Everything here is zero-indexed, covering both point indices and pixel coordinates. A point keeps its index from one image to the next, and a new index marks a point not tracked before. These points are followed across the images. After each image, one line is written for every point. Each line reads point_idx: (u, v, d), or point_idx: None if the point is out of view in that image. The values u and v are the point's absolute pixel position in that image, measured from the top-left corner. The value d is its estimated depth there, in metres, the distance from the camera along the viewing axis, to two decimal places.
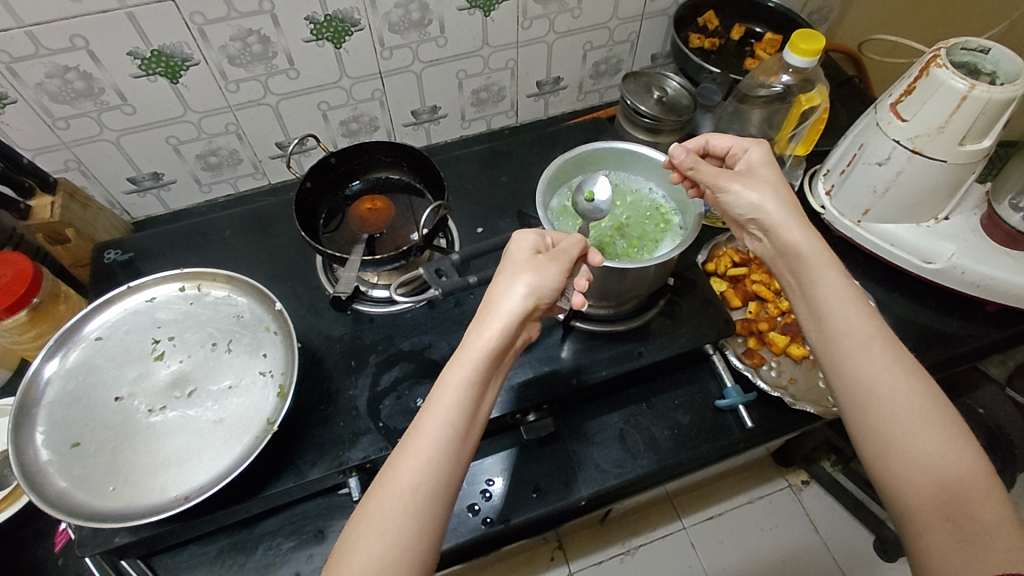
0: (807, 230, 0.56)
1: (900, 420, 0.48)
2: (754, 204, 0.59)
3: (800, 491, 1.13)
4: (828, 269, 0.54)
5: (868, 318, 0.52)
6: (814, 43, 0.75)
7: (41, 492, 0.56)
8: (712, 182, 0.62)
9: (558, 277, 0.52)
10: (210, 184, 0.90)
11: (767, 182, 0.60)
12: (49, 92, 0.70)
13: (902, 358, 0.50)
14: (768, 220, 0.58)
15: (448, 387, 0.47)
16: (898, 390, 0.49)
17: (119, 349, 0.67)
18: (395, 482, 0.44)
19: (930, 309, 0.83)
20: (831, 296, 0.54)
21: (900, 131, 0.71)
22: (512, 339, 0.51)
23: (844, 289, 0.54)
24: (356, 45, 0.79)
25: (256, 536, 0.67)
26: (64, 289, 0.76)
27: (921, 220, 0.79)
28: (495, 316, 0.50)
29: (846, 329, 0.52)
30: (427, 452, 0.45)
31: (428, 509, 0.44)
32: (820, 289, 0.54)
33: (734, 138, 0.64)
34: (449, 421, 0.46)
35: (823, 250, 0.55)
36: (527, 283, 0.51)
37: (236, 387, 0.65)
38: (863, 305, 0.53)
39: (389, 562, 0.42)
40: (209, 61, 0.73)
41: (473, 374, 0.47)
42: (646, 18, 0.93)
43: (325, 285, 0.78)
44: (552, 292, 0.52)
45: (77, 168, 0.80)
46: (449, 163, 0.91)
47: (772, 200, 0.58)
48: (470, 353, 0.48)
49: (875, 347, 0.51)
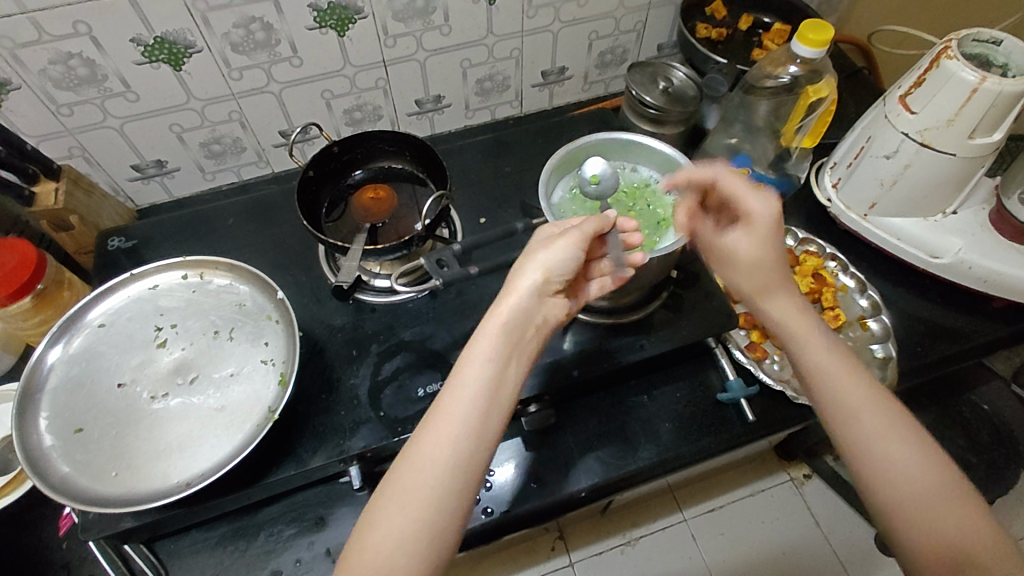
0: (795, 300, 0.56)
1: (903, 482, 0.47)
2: (750, 283, 0.58)
3: (801, 485, 1.12)
4: (818, 339, 0.53)
5: (865, 388, 0.51)
6: (824, 32, 0.72)
7: (44, 476, 0.57)
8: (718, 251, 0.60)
9: (571, 250, 0.53)
10: (214, 173, 0.90)
11: (763, 253, 0.57)
12: (53, 78, 0.69)
13: (897, 420, 0.49)
14: (761, 290, 0.57)
15: (471, 361, 0.48)
16: (902, 460, 0.47)
17: (121, 336, 0.67)
18: (418, 456, 0.45)
19: (935, 304, 0.82)
20: (824, 368, 0.52)
21: (909, 124, 0.70)
22: (530, 317, 0.51)
23: (834, 355, 0.52)
24: (360, 32, 0.78)
25: (258, 523, 0.68)
26: (68, 276, 0.76)
27: (928, 214, 0.78)
28: (515, 293, 0.51)
29: (841, 393, 0.51)
30: (449, 426, 0.45)
31: (450, 480, 0.44)
32: (814, 361, 0.53)
33: (741, 188, 0.57)
34: (472, 394, 0.46)
35: (806, 321, 0.55)
36: (540, 259, 0.53)
37: (238, 375, 0.65)
38: (854, 370, 0.52)
39: (412, 533, 0.43)
40: (212, 48, 0.73)
41: (491, 350, 0.48)
42: (653, 8, 0.92)
43: (326, 274, 0.78)
44: (567, 266, 0.53)
45: (81, 155, 0.80)
46: (453, 153, 0.91)
47: (767, 270, 0.57)
48: (488, 328, 0.50)
49: (872, 418, 0.49)
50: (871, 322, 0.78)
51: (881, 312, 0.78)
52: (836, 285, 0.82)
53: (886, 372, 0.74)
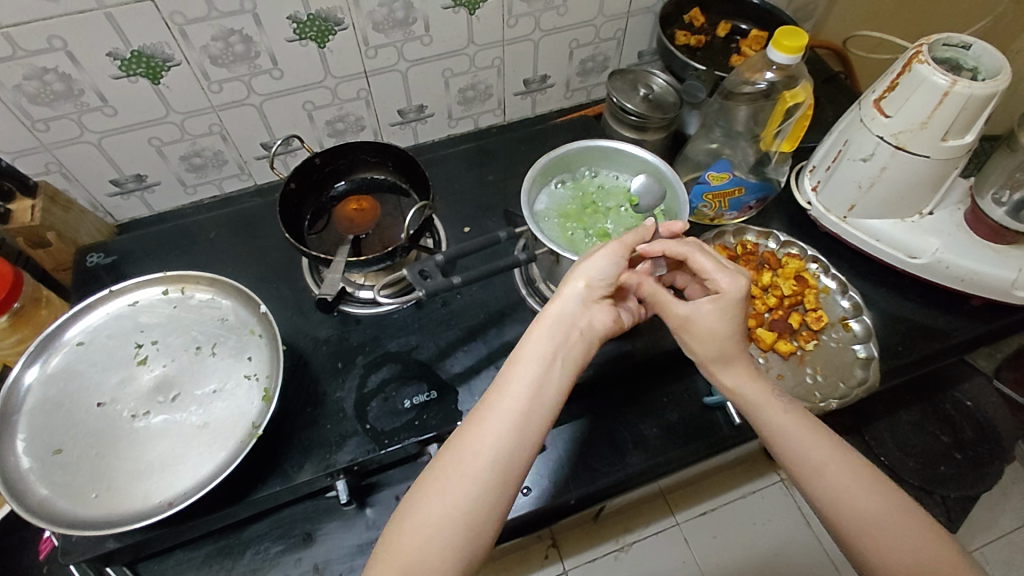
0: (749, 364, 0.59)
1: (877, 530, 0.50)
2: (707, 351, 0.58)
3: (791, 486, 1.13)
4: (774, 401, 0.57)
5: (825, 442, 0.54)
6: (797, 38, 0.73)
7: (22, 500, 0.56)
8: (678, 319, 0.60)
9: (609, 259, 0.57)
10: (195, 186, 0.89)
11: (723, 327, 0.57)
12: (28, 94, 0.69)
13: (859, 474, 0.53)
14: (719, 359, 0.58)
15: (523, 360, 0.53)
16: (867, 509, 0.51)
17: (101, 354, 0.66)
18: (466, 451, 0.49)
19: (915, 303, 0.83)
20: (785, 427, 0.55)
21: (884, 128, 0.72)
22: (575, 322, 0.56)
23: (793, 421, 0.56)
24: (340, 44, 0.78)
25: (244, 541, 0.67)
26: (46, 293, 0.75)
27: (906, 215, 0.79)
28: (564, 298, 0.56)
29: (805, 455, 0.54)
30: (494, 424, 0.49)
31: (494, 472, 0.48)
32: (774, 421, 0.56)
33: (713, 262, 0.58)
34: (523, 387, 0.51)
35: (759, 383, 0.58)
36: (581, 267, 0.57)
37: (220, 391, 0.64)
38: (814, 433, 0.55)
39: (446, 520, 0.47)
40: (191, 61, 0.73)
41: (541, 352, 0.53)
42: (632, 16, 0.93)
43: (311, 286, 0.78)
44: (606, 273, 0.57)
45: (59, 171, 0.78)
46: (436, 162, 0.91)
47: (724, 341, 0.57)
48: (538, 331, 0.55)
49: (834, 471, 0.53)
50: (852, 323, 0.79)
51: (863, 313, 0.79)
52: (818, 287, 0.82)
53: (868, 372, 0.74)
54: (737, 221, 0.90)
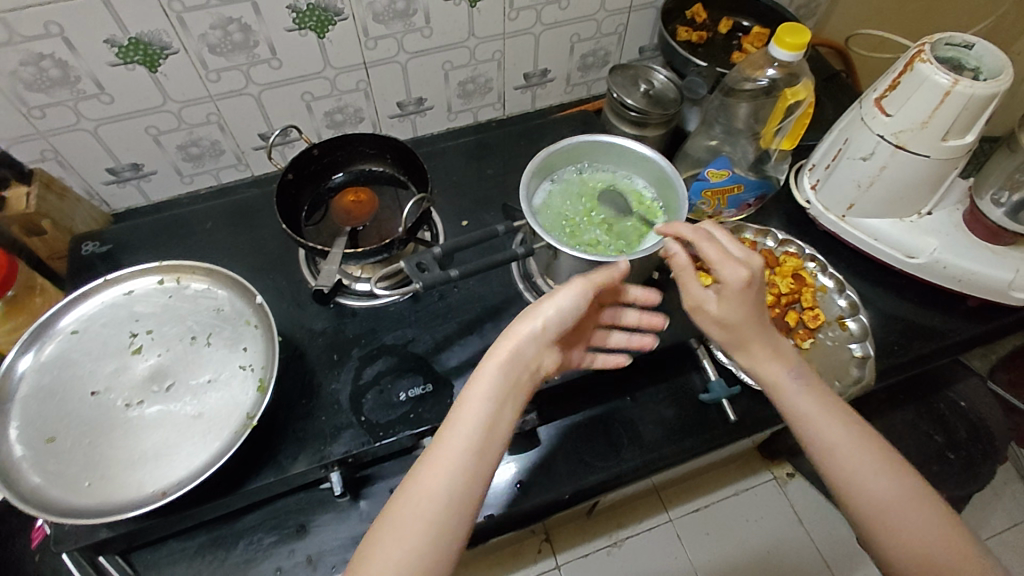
0: (769, 345, 0.57)
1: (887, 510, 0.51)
2: (722, 334, 0.59)
3: (784, 484, 1.13)
4: (790, 382, 0.56)
5: (840, 425, 0.54)
6: (800, 36, 0.72)
7: (15, 488, 0.56)
8: (692, 301, 0.60)
9: (575, 299, 0.55)
10: (192, 176, 0.89)
11: (730, 317, 0.57)
12: (24, 80, 0.68)
13: (873, 454, 0.53)
14: (734, 343, 0.58)
15: (470, 404, 0.51)
16: (876, 489, 0.51)
17: (96, 342, 0.66)
18: (439, 464, 0.48)
19: (912, 303, 0.83)
20: (800, 409, 0.55)
21: (884, 127, 0.71)
22: (528, 361, 0.54)
23: (812, 399, 0.55)
24: (340, 34, 0.78)
25: (238, 531, 0.67)
26: (40, 281, 0.75)
27: (904, 214, 0.79)
28: (515, 335, 0.54)
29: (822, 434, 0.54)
30: (442, 468, 0.48)
31: (461, 489, 0.48)
32: (790, 399, 0.56)
33: (719, 254, 0.55)
34: (468, 435, 0.49)
35: (777, 364, 0.57)
36: (543, 305, 0.55)
37: (215, 381, 0.64)
38: (833, 412, 0.55)
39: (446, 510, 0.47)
40: (189, 49, 0.72)
41: (491, 390, 0.51)
42: (633, 11, 0.93)
43: (307, 278, 0.77)
44: (569, 313, 0.55)
45: (54, 159, 0.78)
46: (435, 155, 0.91)
47: (736, 329, 0.57)
48: (489, 367, 0.52)
49: (845, 454, 0.53)
50: (849, 322, 0.79)
51: (859, 312, 0.79)
52: (815, 286, 0.82)
53: (863, 371, 0.74)
54: (736, 219, 0.90)
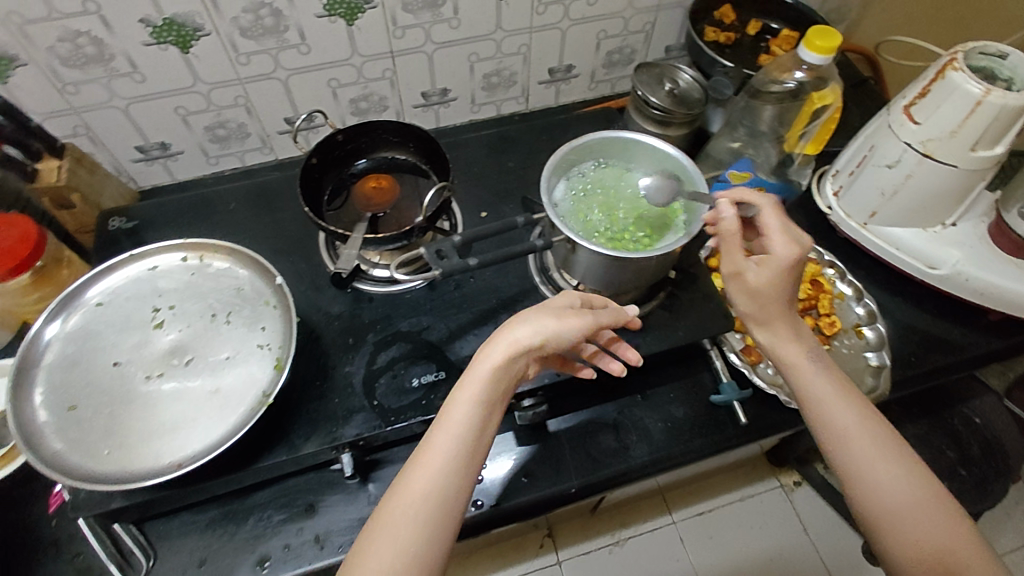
0: (790, 323, 0.58)
1: (887, 498, 0.51)
2: (749, 306, 0.59)
3: (791, 492, 1.13)
4: (805, 362, 0.57)
5: (851, 407, 0.54)
6: (830, 39, 0.72)
7: (37, 452, 0.57)
8: (731, 269, 0.59)
9: (575, 330, 0.56)
10: (218, 157, 0.90)
11: (769, 290, 0.57)
12: (61, 56, 0.70)
13: (882, 444, 0.53)
14: (758, 317, 0.59)
15: (456, 406, 0.51)
16: (880, 476, 0.52)
17: (119, 315, 0.68)
18: (432, 452, 0.50)
19: (931, 315, 0.82)
20: (813, 389, 0.56)
21: (912, 135, 0.71)
22: (515, 373, 0.55)
23: (824, 382, 0.56)
24: (369, 22, 0.79)
25: (248, 507, 0.68)
26: (68, 254, 0.76)
27: (928, 225, 0.78)
28: (502, 337, 0.54)
29: (829, 416, 0.55)
30: (435, 464, 0.49)
31: (451, 475, 0.49)
32: (802, 380, 0.57)
33: (779, 225, 0.57)
34: (459, 437, 0.50)
35: (795, 343, 0.58)
36: (545, 326, 0.55)
37: (233, 359, 0.65)
38: (846, 398, 0.55)
39: (435, 491, 0.48)
40: (221, 32, 0.73)
41: (480, 394, 0.52)
42: (662, 10, 0.93)
43: (326, 262, 0.78)
44: (566, 343, 0.55)
45: (85, 135, 0.80)
46: (457, 146, 0.91)
47: (766, 303, 0.57)
48: (476, 373, 0.53)
49: (852, 436, 0.53)
50: (866, 330, 0.78)
51: (877, 321, 0.78)
52: (833, 292, 0.82)
53: (879, 380, 0.74)
54: None
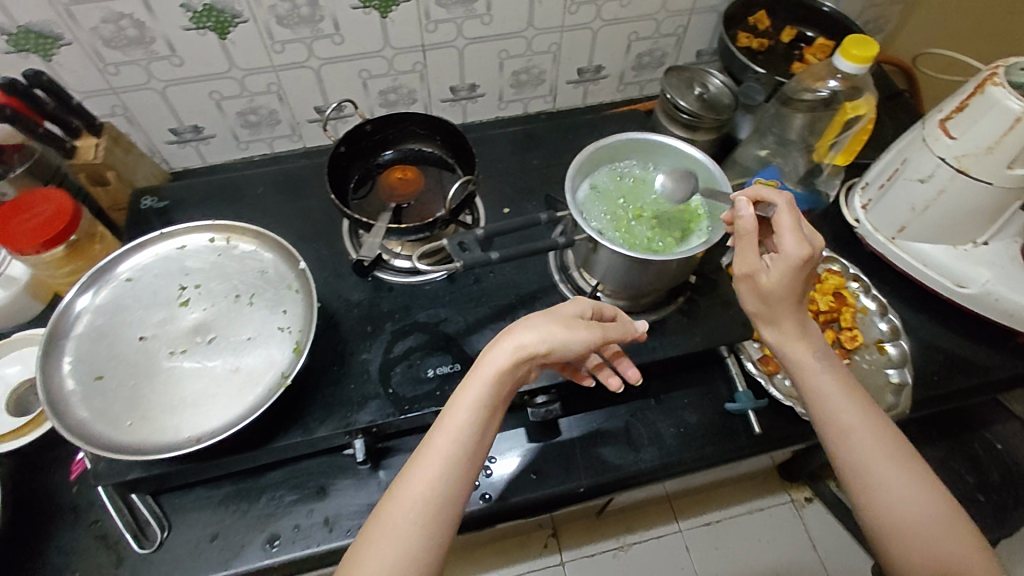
0: (799, 324, 0.57)
1: (892, 501, 0.51)
2: (757, 305, 0.58)
3: (802, 508, 1.11)
4: (813, 364, 0.57)
5: (859, 410, 0.54)
6: (867, 48, 0.71)
7: (63, 419, 0.59)
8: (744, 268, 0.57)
9: (585, 341, 0.55)
10: (248, 142, 0.92)
11: (783, 290, 0.55)
12: (103, 37, 0.72)
13: (889, 447, 0.53)
14: (768, 317, 0.58)
15: (458, 409, 0.52)
16: (886, 480, 0.52)
17: (147, 291, 0.69)
18: (432, 452, 0.51)
19: (956, 334, 0.80)
20: (820, 388, 0.56)
21: (947, 150, 0.69)
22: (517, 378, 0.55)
23: (833, 386, 0.56)
24: (402, 15, 0.79)
25: (261, 486, 0.69)
26: (100, 229, 0.78)
27: (958, 242, 0.77)
28: (507, 340, 0.54)
29: (837, 419, 0.54)
30: (434, 466, 0.50)
31: (450, 476, 0.50)
32: (810, 382, 0.56)
33: (793, 222, 0.53)
34: (459, 440, 0.51)
35: (803, 344, 0.57)
36: (554, 334, 0.55)
37: (254, 339, 0.67)
38: (853, 402, 0.55)
39: (433, 492, 0.49)
40: (258, 19, 0.74)
41: (483, 398, 0.52)
42: (695, 13, 0.92)
43: (348, 250, 0.79)
44: (573, 353, 0.55)
45: (123, 114, 0.82)
46: (483, 141, 0.91)
47: (775, 305, 0.56)
48: (481, 375, 0.53)
49: (858, 440, 0.53)
50: (889, 346, 0.77)
51: (901, 338, 0.77)
52: (856, 306, 0.80)
53: (899, 399, 0.73)
54: None
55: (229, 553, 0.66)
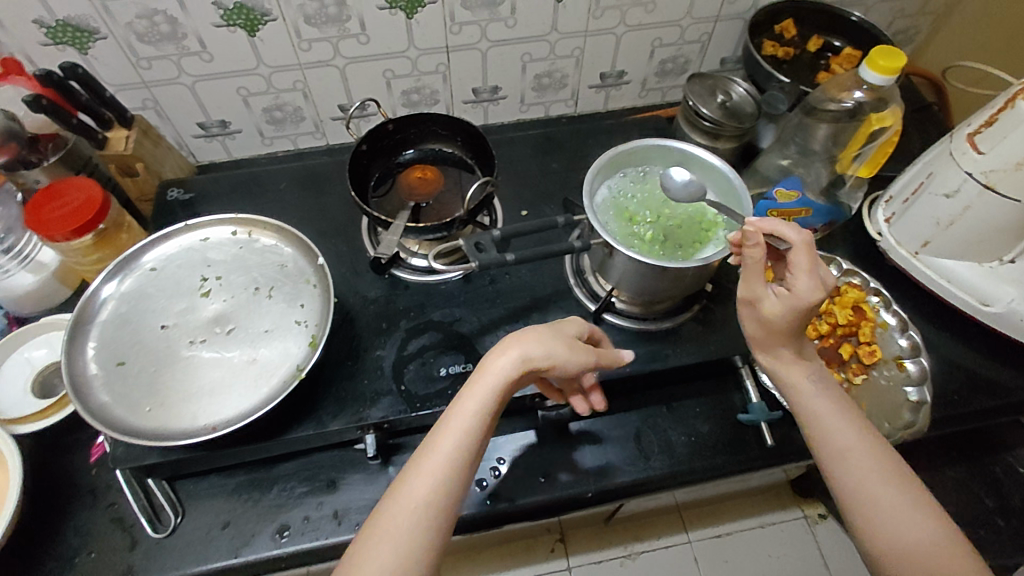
0: (795, 347, 0.57)
1: (887, 521, 0.50)
2: (756, 330, 0.58)
3: (814, 525, 1.10)
4: (809, 386, 0.57)
5: (855, 430, 0.54)
6: (895, 60, 0.70)
7: (85, 402, 0.61)
8: (748, 295, 0.57)
9: (581, 363, 0.57)
10: (272, 138, 0.94)
11: (787, 323, 0.54)
12: (137, 32, 0.74)
13: (886, 469, 0.52)
14: (767, 340, 0.58)
15: (461, 412, 0.52)
16: (881, 500, 0.51)
17: (170, 281, 0.71)
18: (436, 449, 0.51)
19: (978, 353, 0.79)
20: (814, 408, 0.56)
21: (974, 164, 0.68)
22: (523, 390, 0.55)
23: (830, 406, 0.55)
24: (428, 16, 0.80)
25: (273, 477, 0.70)
26: (128, 220, 0.80)
27: (983, 259, 0.74)
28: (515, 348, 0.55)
29: (832, 438, 0.54)
30: (436, 464, 0.50)
31: (451, 474, 0.50)
32: (805, 403, 0.56)
33: (807, 270, 0.52)
34: (460, 441, 0.51)
35: (799, 366, 0.57)
36: (556, 351, 0.56)
37: (272, 332, 0.68)
38: (849, 422, 0.54)
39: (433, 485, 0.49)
40: (286, 18, 0.76)
41: (490, 403, 0.53)
42: (720, 21, 0.92)
43: (366, 247, 0.80)
44: (568, 373, 0.57)
45: (153, 108, 0.84)
46: (503, 144, 0.92)
47: (776, 328, 0.56)
48: (490, 378, 0.53)
49: (853, 458, 0.52)
50: (908, 362, 0.75)
51: (919, 355, 0.74)
52: (876, 321, 0.79)
53: (917, 416, 0.71)
54: None
55: (239, 541, 0.67)
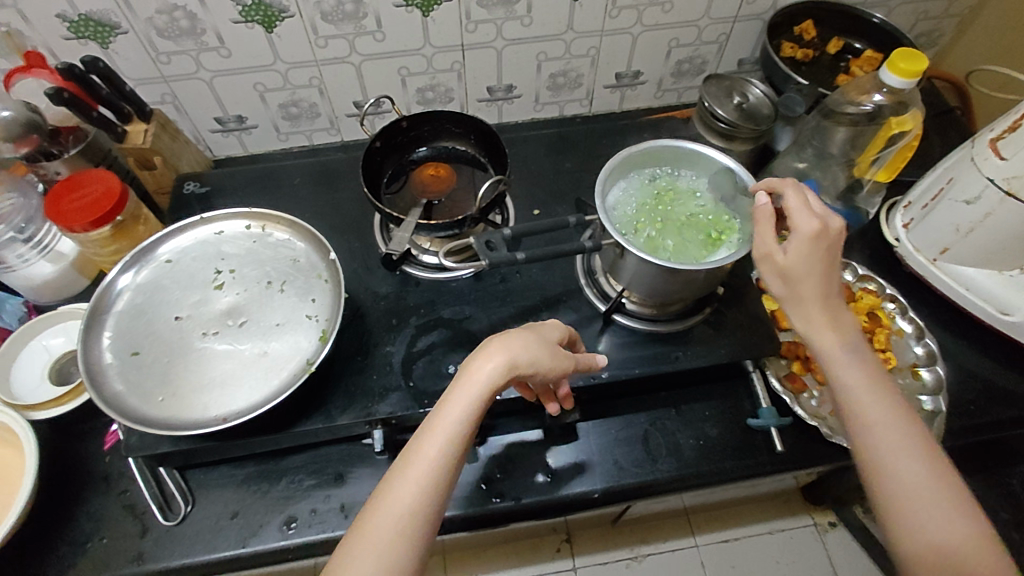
0: (827, 310, 0.51)
1: (916, 507, 0.45)
2: (780, 287, 0.53)
3: (824, 532, 1.08)
4: (843, 353, 0.50)
5: (889, 405, 0.49)
6: (916, 63, 0.68)
7: (99, 390, 0.62)
8: (762, 249, 0.55)
9: (564, 370, 0.57)
10: (288, 134, 0.94)
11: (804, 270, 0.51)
12: (157, 27, 0.74)
13: (918, 450, 0.47)
14: (791, 299, 0.53)
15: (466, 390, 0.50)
16: (911, 483, 0.46)
17: (185, 273, 0.72)
18: (439, 427, 0.49)
19: (996, 362, 0.77)
20: (845, 376, 0.50)
21: (996, 170, 0.67)
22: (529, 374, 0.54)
23: (863, 376, 0.50)
24: (444, 14, 0.80)
25: (282, 469, 0.71)
26: (145, 213, 0.81)
27: (1002, 267, 0.72)
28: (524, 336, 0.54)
29: (864, 410, 0.49)
30: (438, 438, 0.48)
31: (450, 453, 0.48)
32: (836, 369, 0.50)
33: (808, 209, 0.52)
34: (462, 418, 0.49)
35: (832, 330, 0.51)
36: (545, 355, 0.55)
37: (283, 326, 0.68)
38: (884, 395, 0.49)
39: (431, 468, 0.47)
40: (303, 15, 0.76)
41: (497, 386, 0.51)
42: (738, 21, 0.91)
43: (378, 243, 0.80)
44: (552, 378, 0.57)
45: (172, 102, 0.85)
46: (517, 142, 0.92)
47: (800, 282, 0.52)
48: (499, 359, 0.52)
49: (884, 434, 0.48)
50: (923, 371, 0.74)
51: (936, 363, 0.74)
52: (891, 328, 0.78)
53: (931, 426, 0.70)
54: None
55: (247, 531, 0.67)
